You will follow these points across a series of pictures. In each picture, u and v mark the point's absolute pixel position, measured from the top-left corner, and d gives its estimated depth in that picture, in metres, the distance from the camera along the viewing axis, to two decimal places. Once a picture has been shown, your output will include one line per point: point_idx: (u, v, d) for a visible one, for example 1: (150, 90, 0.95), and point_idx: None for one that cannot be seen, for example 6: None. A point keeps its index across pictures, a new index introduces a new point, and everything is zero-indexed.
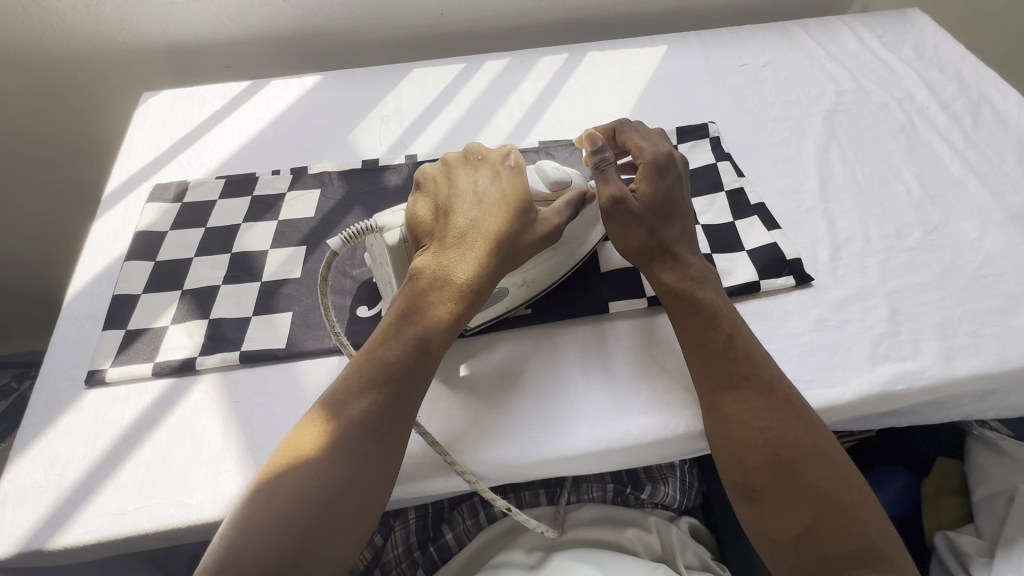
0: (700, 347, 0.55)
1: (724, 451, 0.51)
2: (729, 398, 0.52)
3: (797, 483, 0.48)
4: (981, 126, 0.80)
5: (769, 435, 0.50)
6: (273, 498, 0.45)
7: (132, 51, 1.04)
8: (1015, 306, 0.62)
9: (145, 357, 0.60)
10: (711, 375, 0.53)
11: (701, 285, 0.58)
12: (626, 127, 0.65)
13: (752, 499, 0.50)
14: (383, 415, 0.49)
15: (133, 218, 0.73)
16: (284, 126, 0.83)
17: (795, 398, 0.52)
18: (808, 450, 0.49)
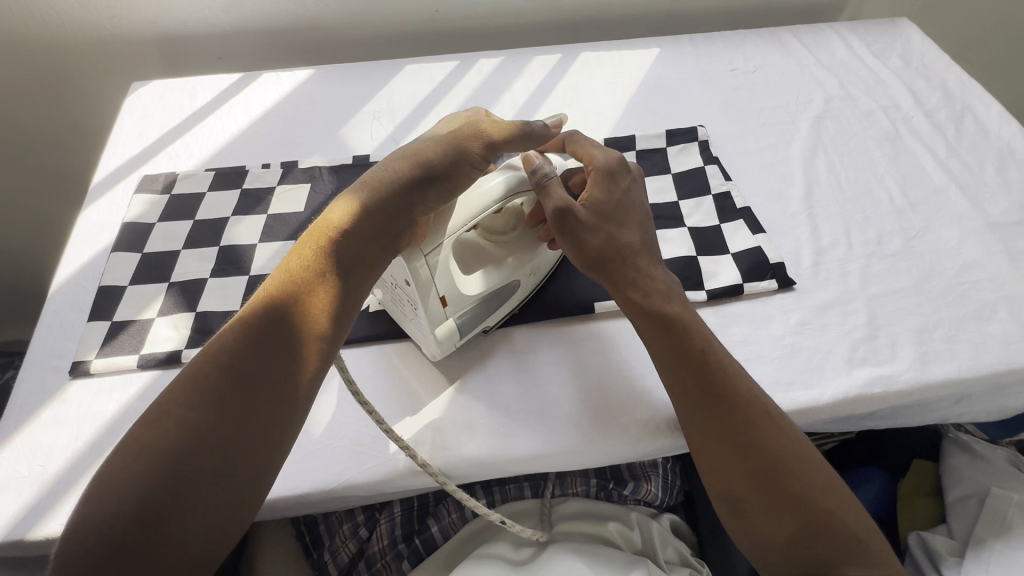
0: (675, 361, 0.54)
1: (708, 466, 0.52)
2: (708, 414, 0.52)
3: (782, 492, 0.49)
4: (963, 136, 0.81)
5: (750, 447, 0.50)
6: (148, 432, 0.42)
7: (123, 40, 1.04)
8: (989, 312, 0.64)
9: (130, 348, 0.60)
10: (689, 390, 0.53)
11: (675, 293, 0.58)
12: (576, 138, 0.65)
13: (741, 511, 0.50)
14: (278, 336, 0.47)
15: (121, 209, 0.73)
16: (276, 120, 0.83)
17: (768, 408, 0.52)
18: (789, 457, 0.50)
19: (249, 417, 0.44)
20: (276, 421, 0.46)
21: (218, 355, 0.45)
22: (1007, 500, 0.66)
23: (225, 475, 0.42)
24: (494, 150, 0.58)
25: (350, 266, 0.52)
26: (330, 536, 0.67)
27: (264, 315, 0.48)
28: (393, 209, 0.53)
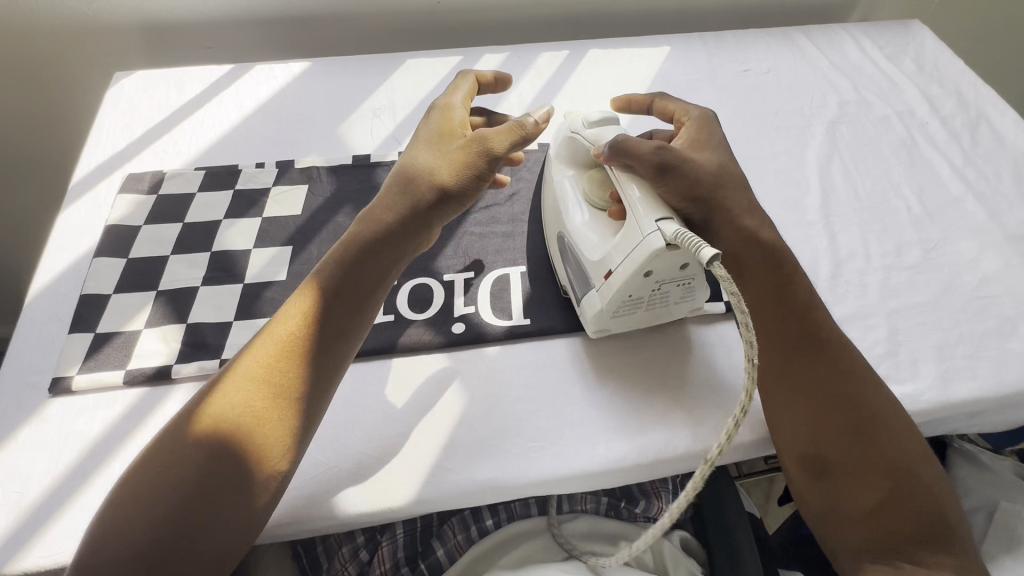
0: (779, 311, 0.55)
1: (797, 421, 0.52)
2: (806, 355, 0.54)
3: (870, 455, 0.50)
4: (979, 144, 0.80)
5: (845, 401, 0.52)
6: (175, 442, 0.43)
7: (103, 27, 0.98)
8: (1010, 328, 0.62)
9: (115, 363, 0.56)
10: (788, 335, 0.55)
11: (781, 249, 0.58)
12: (661, 96, 0.67)
13: (825, 472, 0.50)
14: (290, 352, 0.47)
15: (103, 210, 0.68)
16: (270, 116, 0.79)
17: (866, 369, 0.54)
18: (882, 420, 0.51)
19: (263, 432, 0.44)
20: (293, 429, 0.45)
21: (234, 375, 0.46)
22: (1016, 515, 0.66)
23: (241, 484, 0.42)
24: (484, 169, 0.56)
25: (363, 283, 0.51)
26: (329, 559, 0.64)
27: (278, 339, 0.48)
28: (367, 272, 0.52)
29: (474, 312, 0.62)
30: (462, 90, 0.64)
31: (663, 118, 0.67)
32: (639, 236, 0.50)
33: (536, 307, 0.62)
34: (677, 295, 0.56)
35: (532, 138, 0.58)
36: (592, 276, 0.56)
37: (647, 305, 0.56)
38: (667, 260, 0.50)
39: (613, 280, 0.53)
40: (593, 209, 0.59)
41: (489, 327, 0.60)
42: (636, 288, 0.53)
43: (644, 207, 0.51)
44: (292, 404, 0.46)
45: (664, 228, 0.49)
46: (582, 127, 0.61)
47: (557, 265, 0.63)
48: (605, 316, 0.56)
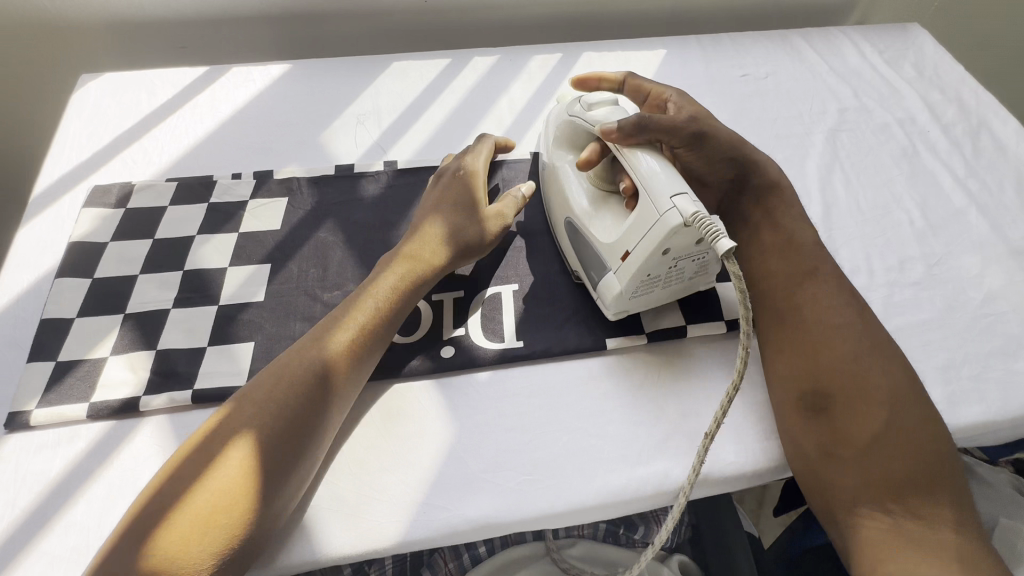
0: (789, 254, 0.57)
1: (797, 357, 0.52)
2: (811, 288, 0.55)
3: (870, 391, 0.50)
4: (981, 154, 0.78)
5: (849, 335, 0.52)
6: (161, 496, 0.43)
7: (69, 26, 0.93)
8: (1016, 348, 0.61)
9: (78, 395, 0.52)
10: (794, 270, 0.56)
11: (790, 203, 0.61)
12: (632, 75, 0.69)
13: (822, 409, 0.50)
14: (280, 409, 0.46)
15: (67, 226, 0.64)
16: (247, 122, 0.74)
17: (868, 311, 0.55)
18: (882, 358, 0.51)
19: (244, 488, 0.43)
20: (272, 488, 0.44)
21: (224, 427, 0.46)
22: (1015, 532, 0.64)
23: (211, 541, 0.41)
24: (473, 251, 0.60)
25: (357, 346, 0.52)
26: None
27: (271, 395, 0.47)
28: (325, 399, 0.48)
29: (464, 335, 0.58)
30: (483, 158, 0.66)
31: (635, 96, 0.68)
32: (656, 216, 0.49)
33: (529, 328, 0.59)
34: (692, 271, 0.55)
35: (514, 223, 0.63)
36: (608, 259, 0.55)
37: (664, 283, 0.55)
38: (684, 237, 0.49)
39: (631, 262, 0.52)
40: (598, 193, 0.59)
41: (480, 351, 0.57)
42: (653, 267, 0.52)
43: (659, 184, 0.50)
44: (275, 463, 0.45)
45: (680, 205, 0.48)
46: (581, 110, 0.59)
47: (567, 252, 0.62)
48: (623, 299, 0.55)
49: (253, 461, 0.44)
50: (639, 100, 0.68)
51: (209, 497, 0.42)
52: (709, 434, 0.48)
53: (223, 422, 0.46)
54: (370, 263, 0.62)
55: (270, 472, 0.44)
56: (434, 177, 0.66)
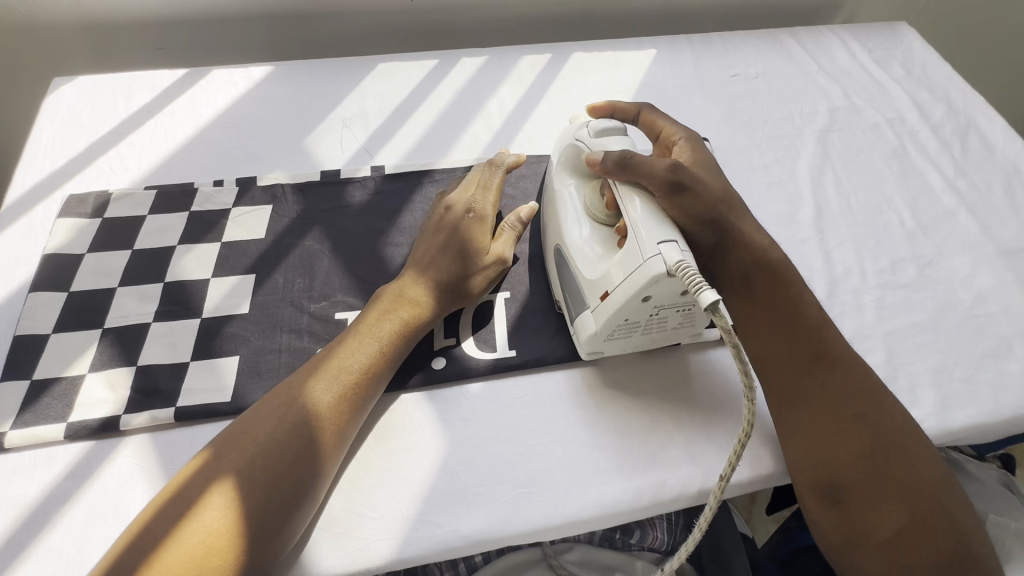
0: (790, 331, 0.53)
1: (809, 444, 0.49)
2: (827, 372, 0.51)
3: (891, 479, 0.47)
4: (970, 154, 0.78)
5: (863, 420, 0.49)
6: (134, 545, 0.41)
7: (41, 27, 0.90)
8: (1006, 349, 0.61)
9: (55, 415, 0.50)
10: (810, 350, 0.52)
11: (788, 267, 0.56)
12: (647, 108, 0.66)
13: (841, 498, 0.47)
14: (266, 465, 0.45)
15: (41, 237, 0.62)
16: (228, 127, 0.72)
17: (882, 390, 0.51)
18: (899, 440, 0.49)
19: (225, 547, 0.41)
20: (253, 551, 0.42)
21: (206, 479, 0.44)
22: (1005, 529, 0.64)
23: None
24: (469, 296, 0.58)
25: (347, 401, 0.49)
26: None
27: (258, 447, 0.45)
28: (311, 459, 0.46)
29: (455, 344, 0.57)
30: (495, 190, 0.62)
31: (648, 131, 0.66)
32: (639, 259, 0.48)
33: (522, 337, 0.58)
34: (676, 320, 0.54)
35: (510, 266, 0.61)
36: (586, 296, 0.54)
37: (644, 328, 0.54)
38: (668, 286, 0.48)
39: (609, 302, 0.50)
40: (594, 224, 0.56)
41: (472, 361, 0.56)
42: (631, 313, 0.51)
43: (647, 227, 0.48)
44: (256, 523, 0.42)
45: (666, 252, 0.46)
46: (588, 136, 0.58)
47: (552, 281, 0.60)
48: (598, 339, 0.54)
49: (232, 528, 0.42)
50: (651, 136, 0.66)
51: (177, 560, 0.40)
52: (726, 476, 0.46)
53: (205, 473, 0.44)
54: (358, 272, 0.61)
55: (250, 540, 0.42)
56: (442, 203, 0.62)
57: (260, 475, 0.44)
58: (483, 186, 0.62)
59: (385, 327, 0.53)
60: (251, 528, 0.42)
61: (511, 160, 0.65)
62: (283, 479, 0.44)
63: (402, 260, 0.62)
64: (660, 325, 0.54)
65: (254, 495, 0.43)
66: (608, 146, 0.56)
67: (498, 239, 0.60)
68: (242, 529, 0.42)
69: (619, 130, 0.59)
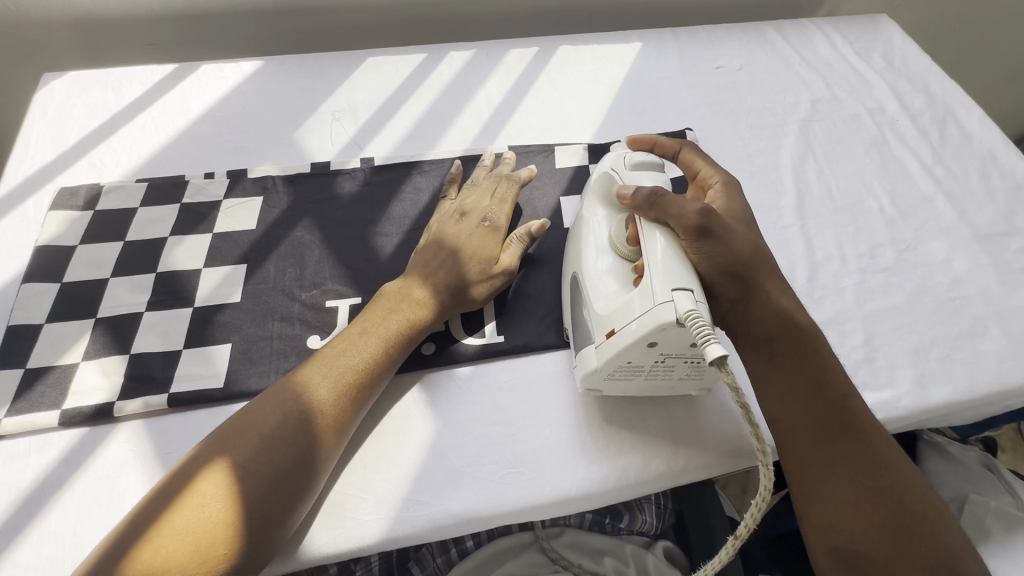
0: (812, 395, 0.49)
1: (827, 513, 0.46)
2: (848, 447, 0.47)
3: (913, 554, 0.43)
4: (947, 142, 0.80)
5: (881, 491, 0.45)
6: (143, 515, 0.42)
7: (31, 24, 0.90)
8: (982, 329, 0.63)
9: (49, 402, 0.51)
10: (831, 425, 0.48)
11: (816, 335, 0.51)
12: (689, 146, 0.62)
13: (861, 570, 0.43)
14: (272, 453, 0.46)
15: (32, 229, 0.62)
16: (218, 121, 0.73)
17: (906, 460, 0.47)
18: (922, 509, 0.45)
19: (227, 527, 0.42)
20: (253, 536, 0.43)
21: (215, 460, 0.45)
22: (984, 506, 0.67)
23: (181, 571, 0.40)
24: (466, 303, 0.57)
25: (352, 397, 0.50)
26: None
27: (267, 434, 0.46)
28: (315, 452, 0.47)
29: (445, 330, 0.58)
30: (510, 203, 0.62)
31: (686, 171, 0.62)
32: (651, 303, 0.46)
33: (510, 322, 0.59)
34: (684, 371, 0.51)
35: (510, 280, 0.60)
36: (594, 330, 0.52)
37: (648, 373, 0.51)
38: (675, 335, 0.46)
39: (615, 341, 0.49)
40: (616, 258, 0.54)
41: (461, 346, 0.57)
42: (636, 356, 0.48)
43: (665, 270, 0.47)
44: (257, 509, 0.43)
45: (678, 300, 0.45)
46: (623, 167, 0.58)
47: (565, 307, 0.59)
48: (597, 376, 0.52)
49: (232, 509, 0.43)
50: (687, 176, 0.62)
51: (179, 535, 0.41)
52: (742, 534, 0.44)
53: (205, 457, 0.45)
54: (348, 262, 0.62)
55: (251, 524, 0.43)
56: (456, 208, 0.62)
57: (261, 464, 0.45)
58: (499, 197, 0.63)
59: (391, 321, 0.54)
60: (248, 514, 0.43)
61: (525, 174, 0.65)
62: (287, 471, 0.45)
63: (392, 249, 0.63)
64: (667, 376, 0.51)
65: (258, 479, 0.44)
66: (641, 180, 0.56)
67: (506, 249, 0.60)
68: (238, 514, 0.43)
69: (655, 165, 0.58)
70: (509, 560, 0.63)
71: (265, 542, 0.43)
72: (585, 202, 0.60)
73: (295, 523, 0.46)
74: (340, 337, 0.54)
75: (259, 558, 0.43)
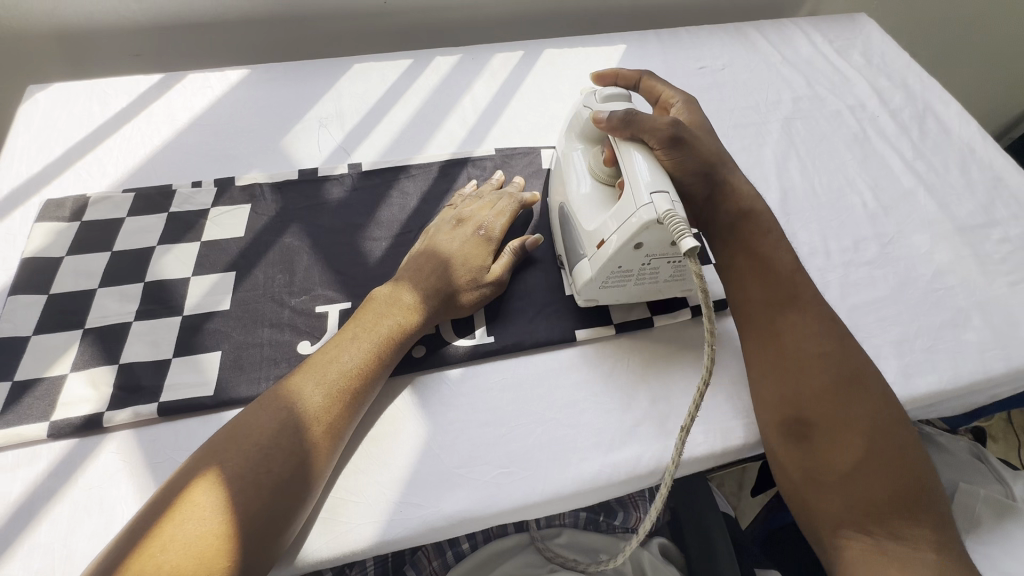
0: (766, 274, 0.56)
1: (777, 385, 0.52)
2: (790, 317, 0.54)
3: (849, 418, 0.49)
4: (927, 137, 0.82)
5: (825, 359, 0.51)
6: (140, 530, 0.42)
7: (16, 37, 0.90)
8: (964, 319, 0.64)
9: (37, 415, 0.51)
10: (775, 300, 0.55)
11: (768, 222, 0.59)
12: (648, 74, 0.68)
13: (804, 432, 0.50)
14: (270, 457, 0.46)
15: (18, 241, 0.62)
16: (205, 129, 0.73)
17: (852, 343, 0.53)
18: (863, 384, 0.51)
19: (228, 537, 0.42)
20: (254, 544, 0.43)
21: (211, 469, 0.45)
22: (973, 495, 0.67)
23: None
24: (450, 313, 0.58)
25: (347, 402, 0.50)
26: None
27: (263, 442, 0.46)
28: (312, 457, 0.47)
29: (435, 333, 0.59)
30: (507, 217, 0.62)
31: (648, 96, 0.68)
32: (633, 208, 0.49)
33: (500, 323, 0.59)
34: (668, 272, 0.55)
35: (495, 294, 0.60)
36: (586, 245, 0.55)
37: (636, 278, 0.55)
38: (657, 235, 0.49)
39: (604, 250, 0.52)
40: (595, 182, 0.58)
41: (452, 348, 0.58)
42: (625, 260, 0.52)
43: (643, 179, 0.49)
44: (257, 516, 0.43)
45: (657, 202, 0.47)
46: (595, 102, 0.59)
47: (557, 233, 0.63)
48: (593, 286, 0.55)
49: (231, 520, 0.42)
50: (651, 100, 0.68)
51: (180, 550, 0.40)
52: (686, 427, 0.47)
53: (200, 468, 0.45)
54: (336, 266, 0.62)
55: (249, 535, 0.43)
56: (454, 215, 0.63)
57: (258, 473, 0.45)
58: (495, 208, 0.63)
59: (384, 328, 0.54)
60: (247, 524, 0.43)
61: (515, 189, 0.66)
62: (284, 473, 0.46)
63: (380, 254, 0.63)
64: (652, 280, 0.56)
65: (256, 489, 0.44)
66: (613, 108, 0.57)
67: (496, 261, 0.60)
68: (239, 524, 0.43)
69: (624, 96, 0.59)
70: (505, 561, 0.63)
71: (266, 549, 0.44)
72: (567, 138, 0.62)
73: (292, 533, 0.46)
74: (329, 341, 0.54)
75: (263, 563, 0.44)
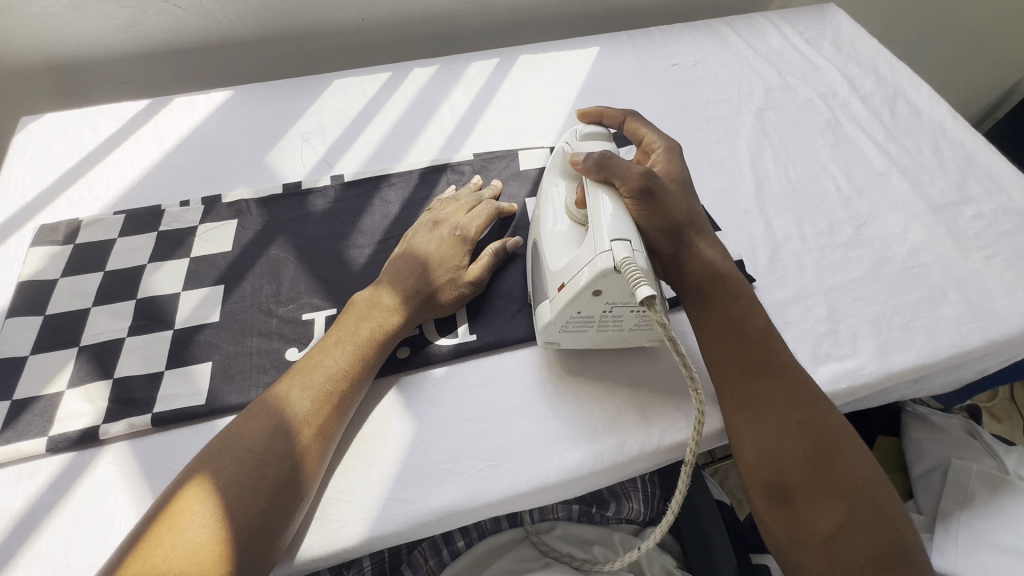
0: (741, 341, 0.52)
1: (757, 452, 0.48)
2: (763, 388, 0.50)
3: (831, 483, 0.46)
4: (898, 119, 0.83)
5: (805, 428, 0.48)
6: (137, 542, 0.43)
7: (10, 71, 0.94)
8: (939, 295, 0.65)
9: (35, 430, 0.52)
10: (746, 364, 0.51)
11: (739, 283, 0.55)
12: (633, 114, 0.66)
13: (786, 505, 0.46)
14: (259, 467, 0.47)
15: (15, 266, 0.64)
16: (192, 150, 0.75)
17: (824, 398, 0.50)
18: (843, 447, 0.48)
19: (223, 546, 0.43)
20: (248, 554, 0.44)
21: (203, 481, 0.46)
22: (967, 470, 0.67)
23: None
24: (433, 309, 0.59)
25: (333, 403, 0.52)
26: None
27: (252, 450, 0.48)
28: (300, 461, 0.48)
29: (418, 334, 0.60)
30: (483, 218, 0.64)
31: (631, 138, 0.66)
32: (594, 254, 0.49)
33: (482, 320, 0.61)
34: (633, 321, 0.54)
35: (477, 292, 0.62)
36: (549, 285, 0.54)
37: (598, 325, 0.54)
38: (616, 282, 0.48)
39: (564, 292, 0.51)
40: (571, 223, 0.57)
41: (435, 348, 0.59)
42: (585, 306, 0.51)
43: (607, 223, 0.49)
44: (250, 525, 0.44)
45: (616, 249, 0.47)
46: (575, 140, 0.60)
47: (528, 280, 0.62)
48: (552, 329, 0.54)
49: (224, 528, 0.44)
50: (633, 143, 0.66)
51: (179, 557, 0.42)
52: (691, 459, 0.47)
53: (194, 476, 0.46)
54: (323, 275, 0.64)
55: (244, 540, 0.44)
56: (430, 217, 0.64)
57: (249, 478, 0.46)
58: (472, 210, 0.65)
59: (367, 331, 0.56)
60: (245, 526, 0.44)
61: (491, 192, 0.69)
62: (272, 479, 0.47)
63: (364, 261, 0.65)
64: (624, 328, 0.55)
65: (248, 493, 0.45)
66: (589, 149, 0.58)
67: (475, 262, 0.62)
68: (236, 527, 0.44)
69: (604, 136, 0.61)
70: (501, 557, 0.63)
71: (265, 549, 0.45)
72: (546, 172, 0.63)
73: (290, 533, 0.47)
74: (302, 361, 0.54)
75: (263, 564, 0.45)
